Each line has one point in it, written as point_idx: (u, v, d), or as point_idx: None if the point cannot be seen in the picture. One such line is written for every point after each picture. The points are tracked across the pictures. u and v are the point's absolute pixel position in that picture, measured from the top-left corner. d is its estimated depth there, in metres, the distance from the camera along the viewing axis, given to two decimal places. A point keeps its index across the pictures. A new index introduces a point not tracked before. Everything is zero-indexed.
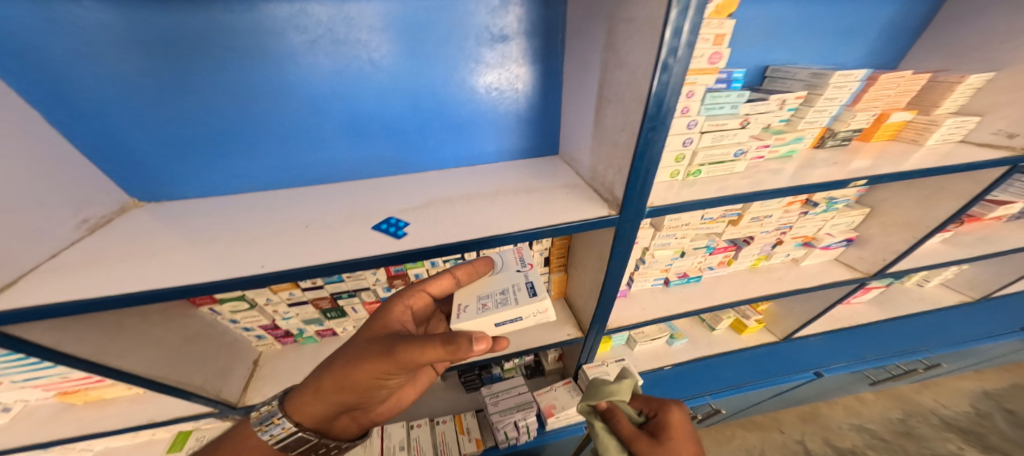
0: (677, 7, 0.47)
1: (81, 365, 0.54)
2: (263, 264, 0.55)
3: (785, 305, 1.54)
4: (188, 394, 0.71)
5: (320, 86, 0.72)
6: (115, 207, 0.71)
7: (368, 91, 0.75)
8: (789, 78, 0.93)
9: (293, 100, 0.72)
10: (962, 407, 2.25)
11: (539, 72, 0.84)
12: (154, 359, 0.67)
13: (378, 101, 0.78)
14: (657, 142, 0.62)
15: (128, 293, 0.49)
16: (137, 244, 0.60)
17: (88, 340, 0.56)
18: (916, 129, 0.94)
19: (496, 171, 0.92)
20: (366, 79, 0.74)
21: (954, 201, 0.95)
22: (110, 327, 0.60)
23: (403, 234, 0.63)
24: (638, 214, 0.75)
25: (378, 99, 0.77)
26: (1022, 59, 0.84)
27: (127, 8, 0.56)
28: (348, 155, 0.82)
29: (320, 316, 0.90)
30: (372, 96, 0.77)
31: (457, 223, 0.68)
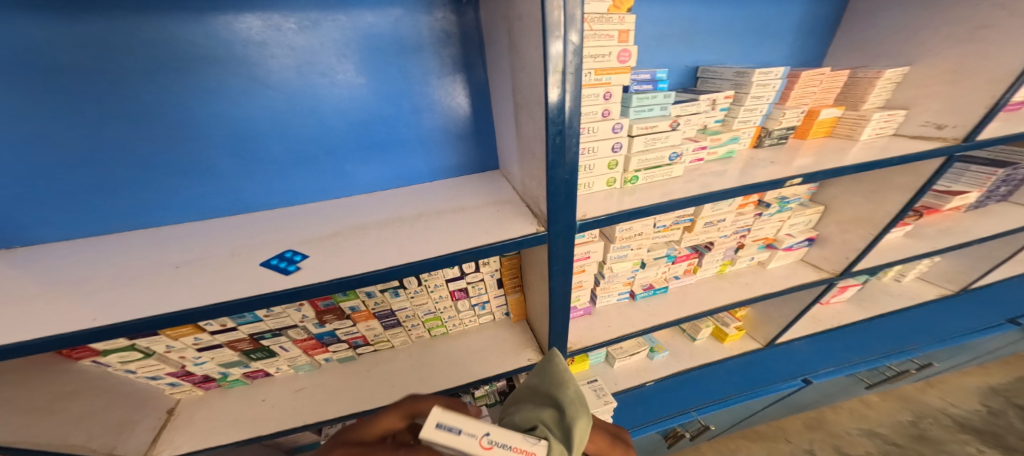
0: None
1: None
2: (96, 317, 0.50)
3: (763, 310, 1.48)
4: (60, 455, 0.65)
5: (231, 110, 0.72)
6: None
7: (275, 111, 0.75)
8: (717, 78, 0.94)
9: (202, 126, 0.71)
10: (971, 405, 2.14)
11: (463, 85, 0.85)
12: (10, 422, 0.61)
13: (287, 122, 0.77)
14: (569, 148, 0.59)
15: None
16: None
17: None
18: (848, 125, 0.94)
19: (427, 190, 0.90)
20: (280, 100, 0.74)
21: (901, 194, 0.93)
22: None
23: (295, 269, 0.59)
24: (568, 229, 0.70)
25: (286, 119, 0.76)
26: (932, 53, 0.87)
27: None
28: (268, 180, 0.81)
29: (242, 358, 0.85)
30: (280, 117, 0.76)
31: (367, 251, 0.64)
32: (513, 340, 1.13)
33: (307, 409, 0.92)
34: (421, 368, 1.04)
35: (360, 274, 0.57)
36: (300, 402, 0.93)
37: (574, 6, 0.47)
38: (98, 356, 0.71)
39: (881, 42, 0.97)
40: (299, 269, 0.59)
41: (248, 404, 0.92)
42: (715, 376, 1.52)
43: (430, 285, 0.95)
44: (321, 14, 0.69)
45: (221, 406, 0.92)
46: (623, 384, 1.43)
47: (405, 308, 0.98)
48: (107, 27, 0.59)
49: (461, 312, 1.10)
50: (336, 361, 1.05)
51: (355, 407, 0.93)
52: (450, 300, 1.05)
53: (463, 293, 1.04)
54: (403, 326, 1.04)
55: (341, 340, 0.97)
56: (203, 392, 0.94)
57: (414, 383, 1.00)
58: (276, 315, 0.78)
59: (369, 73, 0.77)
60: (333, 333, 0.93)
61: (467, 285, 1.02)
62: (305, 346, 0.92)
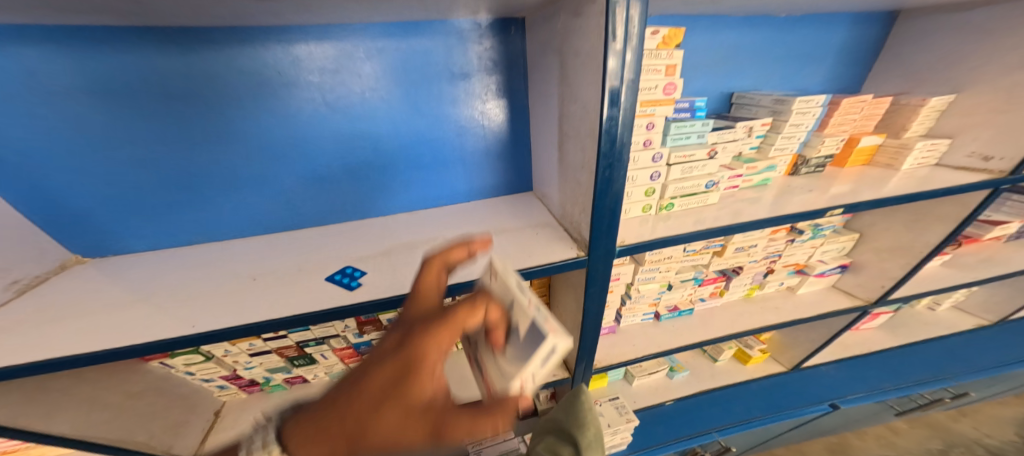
0: (616, 41, 0.48)
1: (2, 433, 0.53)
2: (196, 323, 0.55)
3: (789, 333, 1.46)
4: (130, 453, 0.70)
5: (294, 132, 0.76)
6: (54, 265, 0.72)
7: (330, 133, 0.79)
8: (753, 104, 0.95)
9: (266, 147, 0.76)
10: (1007, 436, 2.04)
11: (506, 108, 0.88)
12: (94, 417, 0.67)
13: (340, 144, 0.80)
14: (617, 179, 0.61)
15: (79, 355, 0.50)
16: (75, 305, 0.61)
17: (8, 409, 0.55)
18: (890, 154, 0.93)
19: (466, 209, 0.93)
20: (338, 123, 0.78)
21: (944, 225, 0.92)
22: (31, 391, 0.60)
23: (357, 285, 0.62)
24: (608, 254, 0.72)
25: (339, 140, 0.80)
26: (985, 82, 0.86)
27: (89, 62, 0.61)
28: (319, 198, 0.85)
29: (287, 364, 0.90)
30: (334, 139, 0.80)
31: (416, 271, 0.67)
32: None
33: None
34: (450, 380, 1.07)
35: (414, 293, 0.61)
36: None
37: (634, 49, 0.50)
38: (166, 358, 0.77)
39: (926, 68, 0.96)
40: (361, 284, 0.63)
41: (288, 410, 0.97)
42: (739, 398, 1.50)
43: None
44: (383, 44, 0.73)
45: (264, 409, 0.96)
46: (642, 402, 1.44)
47: None
48: (191, 58, 0.65)
49: None
50: None
51: None
52: None
53: None
54: None
55: None
56: (246, 396, 0.99)
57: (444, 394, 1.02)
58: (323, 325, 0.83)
59: (421, 98, 0.81)
60: (370, 343, 0.96)
61: None
62: (343, 355, 0.96)
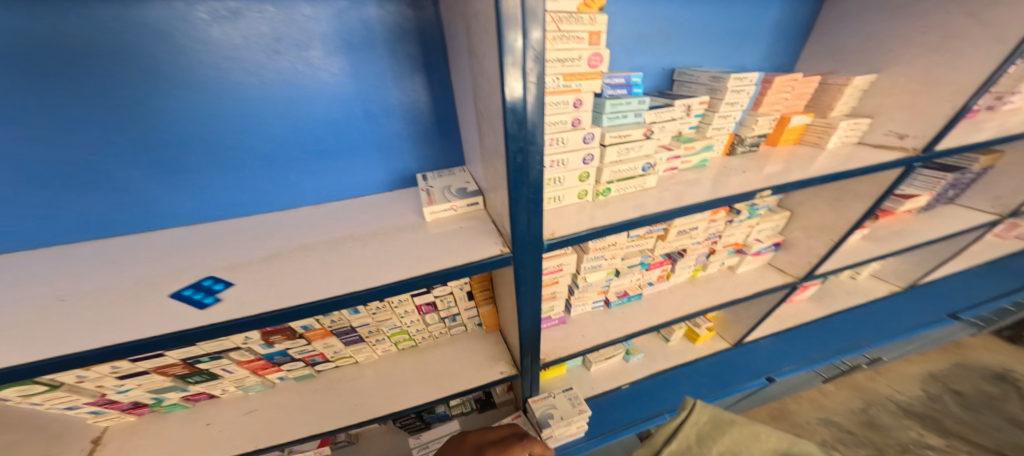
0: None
1: None
2: None
3: (732, 310, 1.51)
4: None
5: (148, 113, 0.63)
6: None
7: (197, 115, 0.66)
8: (693, 82, 0.91)
9: (110, 131, 0.62)
10: (913, 392, 2.31)
11: (424, 85, 0.78)
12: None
13: (213, 128, 0.68)
14: (533, 166, 0.54)
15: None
16: None
17: None
18: (817, 133, 0.94)
19: (382, 201, 0.84)
20: (206, 102, 0.65)
21: (862, 202, 0.95)
22: None
23: (211, 301, 0.52)
24: (535, 249, 0.66)
25: (211, 124, 0.67)
26: (900, 62, 0.88)
27: None
28: (200, 192, 0.73)
29: (177, 383, 0.77)
30: (203, 122, 0.67)
31: (306, 277, 0.58)
32: (485, 352, 1.09)
33: (262, 432, 0.83)
34: (387, 385, 0.98)
35: (295, 307, 0.51)
36: (248, 426, 0.84)
37: (538, 18, 0.42)
38: None
39: (851, 48, 0.97)
40: (218, 300, 0.52)
41: (191, 430, 0.82)
42: (688, 377, 1.55)
43: (393, 302, 0.90)
44: (247, 5, 0.59)
45: (158, 433, 0.81)
46: (598, 387, 1.44)
47: (366, 325, 0.91)
48: None
49: (431, 325, 1.04)
50: (293, 379, 0.96)
51: (312, 431, 0.85)
52: (418, 315, 0.98)
53: (431, 307, 0.98)
54: (367, 341, 0.97)
55: (296, 358, 0.89)
56: (136, 419, 0.83)
57: (380, 401, 0.93)
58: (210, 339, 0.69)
59: (313, 74, 0.69)
60: (286, 352, 0.85)
61: (435, 298, 0.96)
62: (254, 367, 0.84)
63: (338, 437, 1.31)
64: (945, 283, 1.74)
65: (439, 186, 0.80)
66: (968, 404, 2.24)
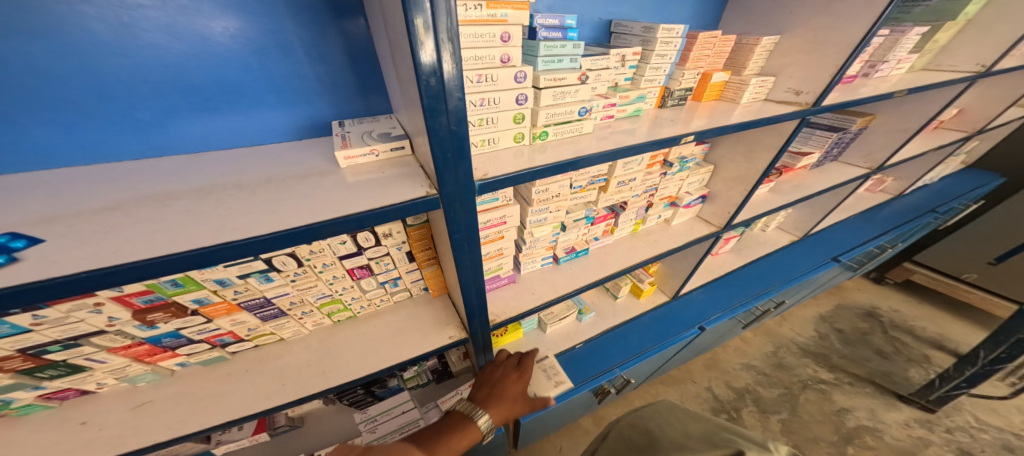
0: None
1: None
2: None
3: (669, 264, 1.62)
4: None
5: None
6: None
7: (15, 32, 0.53)
8: (627, 33, 0.91)
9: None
10: (809, 333, 2.74)
11: (332, 22, 0.73)
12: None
13: (43, 49, 0.56)
14: (451, 92, 0.49)
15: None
16: None
17: None
18: (733, 90, 1.01)
19: (289, 149, 0.76)
20: (30, 13, 0.53)
21: (767, 153, 1.04)
22: None
23: (6, 261, 0.41)
24: (466, 191, 0.61)
25: (39, 44, 0.55)
26: (797, 24, 0.98)
27: None
28: (37, 132, 0.60)
29: (21, 381, 0.59)
30: (25, 40, 0.54)
31: (182, 230, 0.48)
32: (430, 318, 1.05)
33: (160, 425, 0.71)
34: (321, 360, 0.89)
35: (170, 256, 0.44)
36: (142, 421, 0.71)
37: None
38: None
39: (761, 10, 1.05)
40: (13, 261, 0.41)
41: (61, 431, 0.68)
42: (632, 331, 1.66)
43: (317, 266, 0.80)
44: None
45: (14, 440, 0.66)
46: (555, 347, 1.51)
47: (285, 294, 0.80)
48: None
49: (368, 292, 0.97)
50: (197, 364, 0.83)
51: (228, 417, 0.75)
52: (351, 280, 0.91)
53: (366, 271, 0.91)
54: (289, 315, 0.86)
55: (195, 340, 0.74)
56: None
57: (312, 377, 0.85)
58: (54, 322, 0.55)
59: None
60: (178, 333, 0.70)
61: (369, 261, 0.89)
62: (136, 354, 0.68)
63: (278, 420, 1.20)
64: (833, 234, 2.03)
65: (357, 132, 0.72)
66: (848, 339, 2.70)
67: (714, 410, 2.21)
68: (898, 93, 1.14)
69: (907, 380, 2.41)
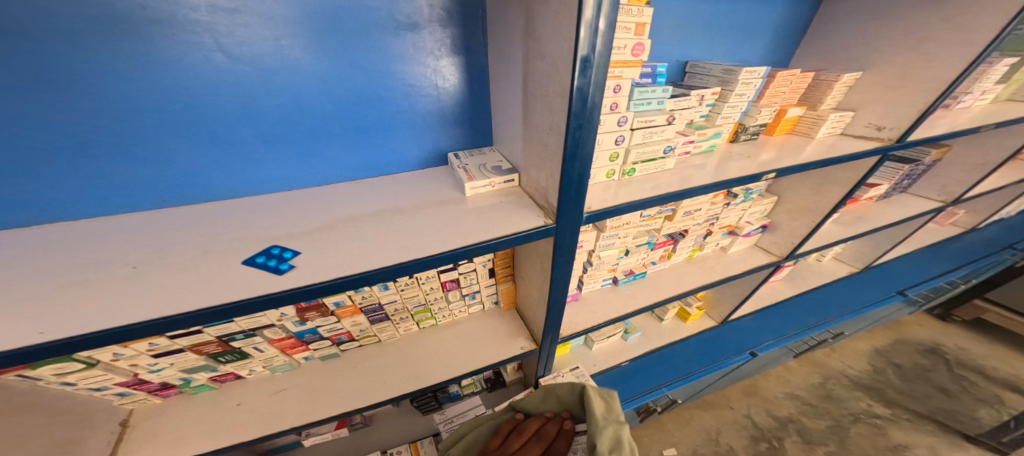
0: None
1: None
2: (45, 329, 0.42)
3: (719, 291, 1.63)
4: None
5: (183, 84, 0.62)
6: None
7: (240, 89, 0.66)
8: (705, 74, 0.99)
9: (142, 102, 0.61)
10: (862, 366, 2.61)
11: (464, 67, 0.81)
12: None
13: (254, 102, 0.68)
14: (587, 142, 0.59)
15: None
16: None
17: None
18: (808, 124, 1.06)
19: (416, 178, 0.86)
20: (251, 76, 0.66)
21: (840, 187, 1.07)
22: None
23: (288, 268, 0.53)
24: (576, 221, 0.71)
25: (252, 98, 0.68)
26: (882, 62, 1.01)
27: None
28: (236, 167, 0.73)
29: (209, 362, 0.75)
30: (244, 96, 0.67)
31: (357, 247, 0.58)
32: (502, 328, 1.14)
33: (293, 411, 0.84)
34: (412, 363, 1.00)
35: (369, 271, 0.53)
36: (277, 405, 0.84)
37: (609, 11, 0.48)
38: (27, 369, 0.59)
39: (841, 48, 1.09)
40: (293, 267, 0.53)
41: (219, 409, 0.82)
42: (680, 353, 1.67)
43: (422, 278, 0.91)
44: None
45: (186, 413, 0.80)
46: (600, 365, 1.53)
47: (394, 301, 0.92)
48: None
49: (452, 303, 1.08)
50: (317, 359, 0.96)
51: (342, 408, 0.87)
52: (442, 292, 1.01)
53: (454, 284, 1.01)
54: (392, 319, 0.99)
55: (324, 337, 0.89)
56: (161, 401, 0.82)
57: (407, 378, 0.96)
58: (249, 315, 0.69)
59: (359, 52, 0.71)
60: (316, 330, 0.85)
61: (459, 275, 0.99)
62: (283, 346, 0.84)
63: (355, 417, 1.31)
64: (903, 262, 1.90)
65: (474, 164, 0.84)
66: (907, 375, 2.55)
67: (755, 439, 2.15)
68: (986, 127, 1.14)
69: (976, 420, 2.27)
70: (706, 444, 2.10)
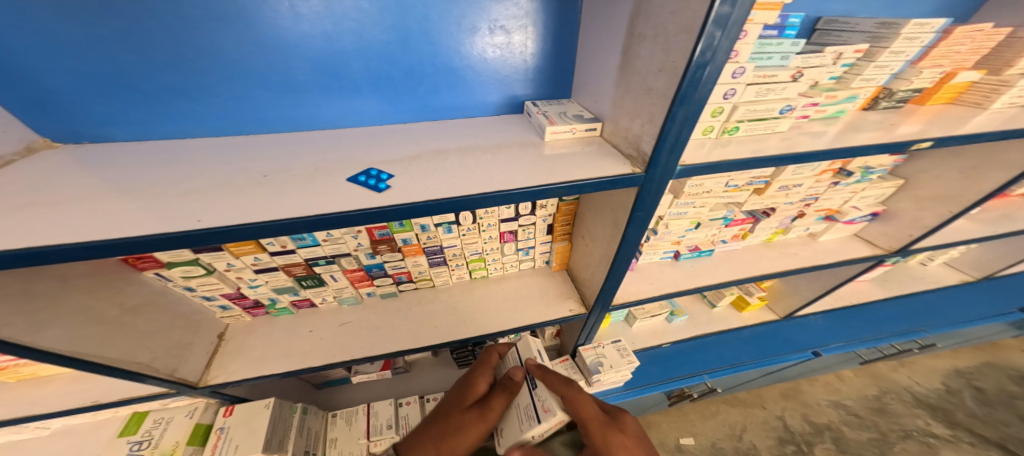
0: None
1: (24, 353, 0.49)
2: (200, 218, 0.45)
3: (791, 282, 1.48)
4: (141, 375, 0.64)
5: (303, 8, 0.61)
6: (18, 147, 0.58)
7: (346, 19, 0.64)
8: (847, 29, 0.79)
9: (265, 22, 0.61)
10: (933, 384, 2.33)
11: (558, 4, 0.73)
12: (78, 336, 0.57)
13: (358, 35, 0.67)
14: (706, 83, 0.50)
15: (63, 246, 0.39)
16: (36, 192, 0.48)
17: (19, 321, 0.50)
18: (981, 93, 0.81)
19: (493, 123, 0.81)
20: (358, 3, 0.63)
21: (1004, 171, 0.86)
22: (15, 292, 0.51)
23: (385, 187, 0.53)
24: (666, 175, 0.63)
25: (357, 31, 0.66)
26: None
27: None
28: (338, 102, 0.73)
29: (295, 284, 0.82)
30: (351, 28, 0.65)
31: (449, 177, 0.57)
32: (553, 289, 1.11)
33: (356, 343, 0.90)
34: (463, 312, 1.02)
35: (459, 197, 0.53)
36: (338, 336, 0.91)
37: None
38: (163, 269, 0.67)
39: None
40: (390, 187, 0.53)
41: (295, 335, 0.90)
42: (729, 343, 1.57)
43: (483, 225, 0.89)
44: None
45: (269, 333, 0.89)
46: (640, 343, 1.50)
47: (454, 246, 0.92)
48: None
49: (506, 256, 1.06)
50: (379, 296, 1.01)
51: (398, 347, 0.91)
52: (498, 242, 0.99)
53: (512, 236, 0.99)
54: (448, 265, 0.99)
55: (388, 274, 0.91)
56: (250, 320, 0.91)
57: (458, 325, 0.98)
58: (335, 240, 0.73)
59: None
60: (383, 266, 0.87)
61: (518, 228, 0.96)
62: (354, 278, 0.88)
63: (398, 361, 1.39)
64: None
65: (553, 111, 0.77)
66: (987, 400, 2.25)
67: (782, 440, 2.04)
68: None
69: None
70: (728, 439, 2.04)
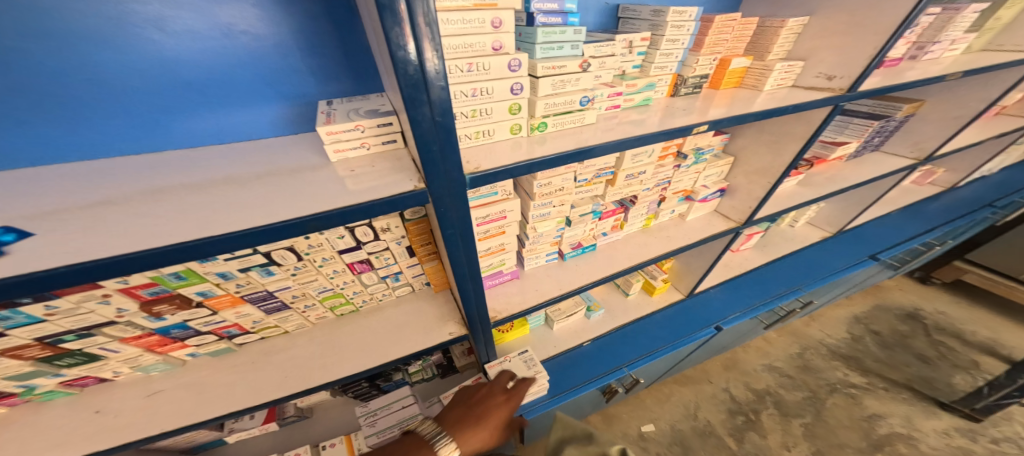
0: None
1: None
2: None
3: (685, 261, 1.55)
4: None
5: None
6: None
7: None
8: (636, 18, 0.87)
9: None
10: (841, 335, 2.58)
11: (322, 10, 0.70)
12: None
13: (26, 49, 0.56)
14: (432, 79, 0.45)
15: None
16: None
17: None
18: (755, 76, 0.95)
19: (275, 145, 0.74)
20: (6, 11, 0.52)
21: (795, 143, 0.96)
22: None
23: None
24: (455, 184, 0.58)
25: (20, 44, 0.55)
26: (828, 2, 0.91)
27: None
28: (28, 133, 0.61)
29: (44, 367, 0.67)
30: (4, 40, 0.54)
31: (144, 224, 0.46)
32: (433, 312, 1.03)
33: (168, 413, 0.76)
34: (321, 355, 0.90)
35: (154, 249, 0.42)
36: (155, 408, 0.76)
37: None
38: None
39: None
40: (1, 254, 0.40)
41: (78, 419, 0.74)
42: (644, 329, 1.61)
43: (316, 261, 0.80)
44: None
45: (38, 422, 0.73)
46: (559, 346, 1.47)
47: (287, 289, 0.81)
48: None
49: (370, 286, 0.96)
50: (208, 355, 0.88)
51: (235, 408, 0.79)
52: (352, 275, 0.90)
53: (366, 266, 0.90)
54: (293, 308, 0.88)
55: (203, 331, 0.80)
56: (7, 409, 0.75)
57: (311, 372, 0.86)
58: (66, 312, 0.60)
59: None
60: (186, 325, 0.75)
61: (369, 256, 0.87)
62: (148, 344, 0.75)
63: (286, 411, 1.23)
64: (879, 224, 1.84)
65: (343, 109, 0.70)
66: (885, 342, 2.52)
67: (732, 412, 2.13)
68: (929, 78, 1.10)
69: (951, 387, 2.25)
70: (684, 420, 2.09)
